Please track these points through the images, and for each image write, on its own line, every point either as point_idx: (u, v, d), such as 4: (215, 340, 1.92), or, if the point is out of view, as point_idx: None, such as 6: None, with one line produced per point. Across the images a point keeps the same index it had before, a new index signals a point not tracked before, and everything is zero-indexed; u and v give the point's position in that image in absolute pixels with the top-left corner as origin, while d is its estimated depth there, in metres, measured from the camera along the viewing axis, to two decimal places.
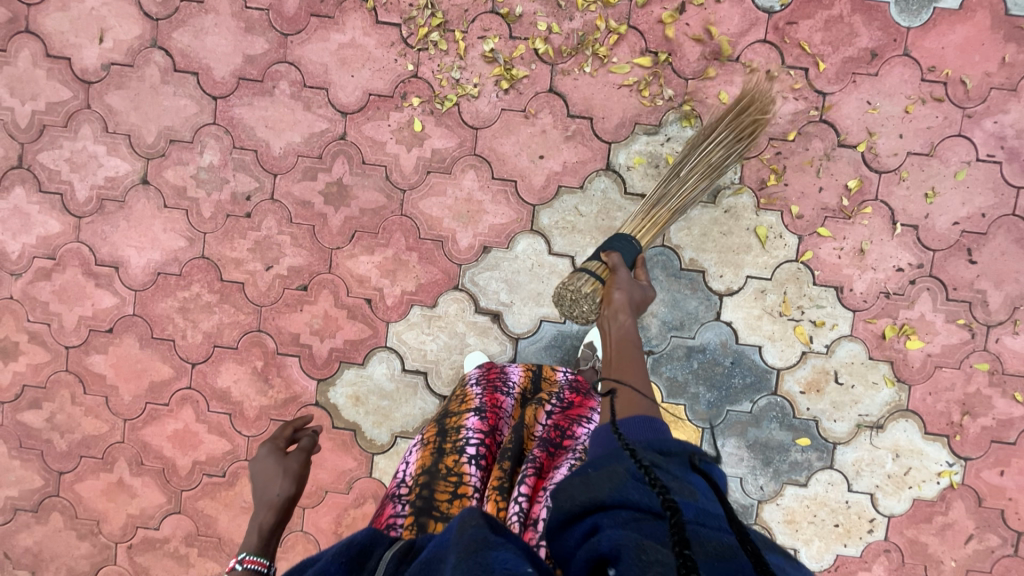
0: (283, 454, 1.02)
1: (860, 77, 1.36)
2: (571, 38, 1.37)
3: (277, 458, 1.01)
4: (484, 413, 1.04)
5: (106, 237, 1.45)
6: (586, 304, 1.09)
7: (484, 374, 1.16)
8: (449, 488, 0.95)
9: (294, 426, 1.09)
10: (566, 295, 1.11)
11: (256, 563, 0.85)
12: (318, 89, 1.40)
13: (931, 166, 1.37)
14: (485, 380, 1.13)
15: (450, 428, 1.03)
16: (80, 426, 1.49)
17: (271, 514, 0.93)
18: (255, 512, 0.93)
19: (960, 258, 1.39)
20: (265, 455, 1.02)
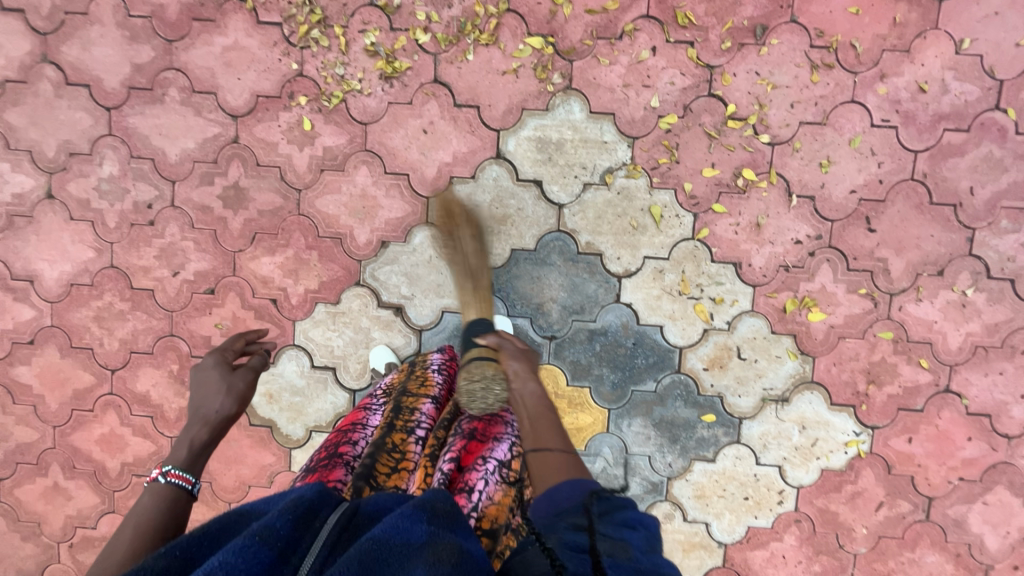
0: (228, 370, 0.96)
1: (747, 47, 1.33)
2: (452, 25, 1.36)
3: (222, 372, 0.94)
4: (438, 400, 1.03)
5: (19, 252, 1.49)
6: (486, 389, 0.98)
7: (445, 362, 1.14)
8: (390, 460, 0.91)
9: (246, 342, 1.06)
10: (469, 387, 0.99)
11: (180, 478, 0.78)
12: (207, 94, 1.42)
13: (824, 134, 1.35)
14: (446, 367, 1.13)
15: (406, 406, 1.00)
16: (13, 434, 1.55)
17: (205, 431, 0.86)
18: (187, 427, 0.86)
19: (858, 227, 1.37)
20: (210, 366, 0.95)
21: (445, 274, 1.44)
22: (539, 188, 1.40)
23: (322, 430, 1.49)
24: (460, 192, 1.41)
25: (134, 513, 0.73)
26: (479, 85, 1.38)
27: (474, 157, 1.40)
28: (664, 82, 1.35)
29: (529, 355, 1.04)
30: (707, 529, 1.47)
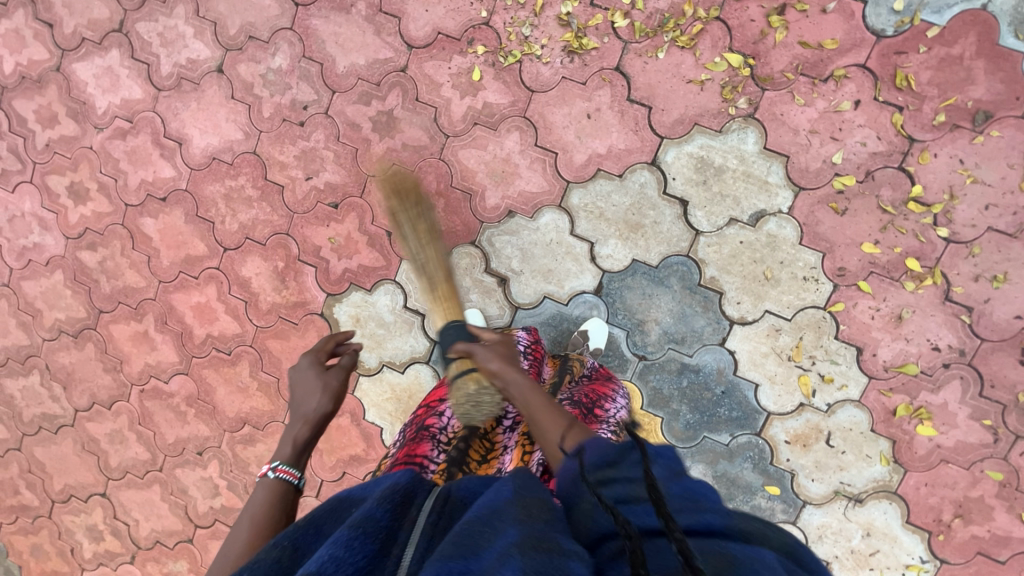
0: (322, 369, 0.94)
1: (961, 130, 1.21)
2: (654, 18, 1.30)
3: (316, 371, 0.93)
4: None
5: (177, 113, 1.57)
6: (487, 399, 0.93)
7: (529, 345, 1.13)
8: (480, 446, 0.92)
9: (336, 340, 1.01)
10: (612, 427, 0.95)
11: (287, 474, 0.79)
12: (392, 17, 1.42)
13: (1011, 249, 1.23)
14: (530, 352, 1.11)
15: None
16: (124, 275, 1.67)
17: (306, 429, 0.86)
18: (289, 425, 0.87)
19: (1009, 355, 1.26)
20: (305, 368, 0.95)
21: (559, 261, 1.42)
22: (683, 207, 1.35)
23: (393, 367, 1.53)
24: (601, 187, 1.37)
25: (249, 509, 0.75)
26: (659, 86, 1.32)
27: (628, 157, 1.35)
28: (855, 140, 1.25)
29: None
30: None
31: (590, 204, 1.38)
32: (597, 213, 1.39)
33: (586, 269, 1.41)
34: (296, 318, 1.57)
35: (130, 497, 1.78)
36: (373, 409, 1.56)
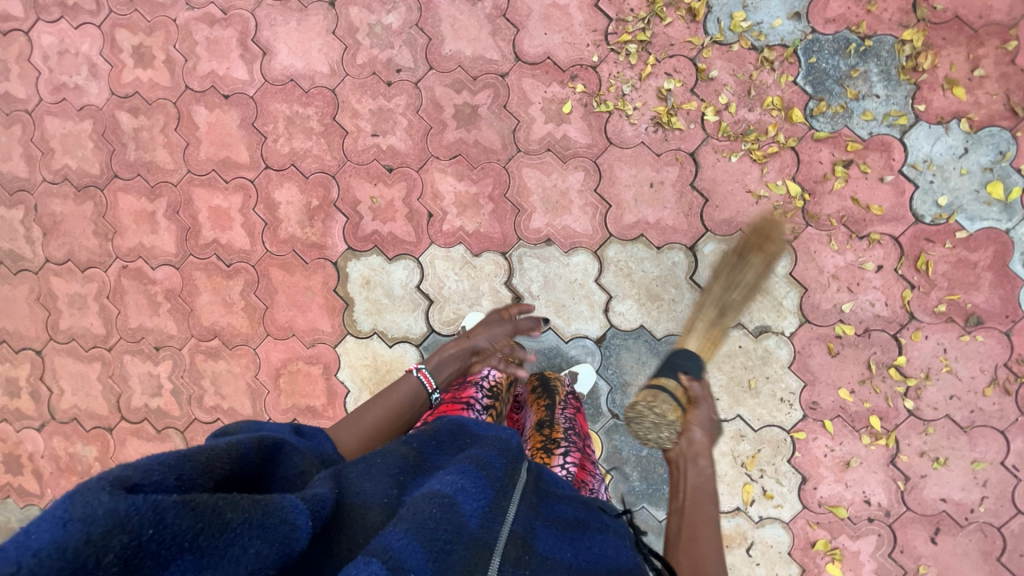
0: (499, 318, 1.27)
1: (953, 324, 1.35)
2: (740, 125, 1.40)
3: (497, 318, 1.27)
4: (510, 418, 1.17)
5: (273, 24, 1.58)
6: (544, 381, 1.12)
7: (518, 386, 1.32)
8: None
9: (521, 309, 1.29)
10: (646, 416, 0.96)
11: (425, 378, 1.08)
12: (511, 25, 1.48)
13: (958, 440, 1.36)
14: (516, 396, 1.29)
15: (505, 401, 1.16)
16: (155, 151, 1.64)
17: (455, 347, 1.16)
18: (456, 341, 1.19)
19: (924, 530, 1.39)
20: (492, 315, 1.28)
21: (575, 301, 1.48)
22: (702, 297, 1.44)
23: (384, 339, 1.55)
24: (637, 251, 1.46)
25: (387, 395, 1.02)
26: (721, 184, 1.42)
27: (671, 235, 1.44)
28: (866, 298, 1.38)
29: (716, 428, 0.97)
30: None
31: (622, 261, 1.46)
32: (625, 272, 1.46)
33: (596, 317, 1.48)
34: (309, 257, 1.58)
35: (66, 365, 1.71)
36: (348, 370, 1.57)
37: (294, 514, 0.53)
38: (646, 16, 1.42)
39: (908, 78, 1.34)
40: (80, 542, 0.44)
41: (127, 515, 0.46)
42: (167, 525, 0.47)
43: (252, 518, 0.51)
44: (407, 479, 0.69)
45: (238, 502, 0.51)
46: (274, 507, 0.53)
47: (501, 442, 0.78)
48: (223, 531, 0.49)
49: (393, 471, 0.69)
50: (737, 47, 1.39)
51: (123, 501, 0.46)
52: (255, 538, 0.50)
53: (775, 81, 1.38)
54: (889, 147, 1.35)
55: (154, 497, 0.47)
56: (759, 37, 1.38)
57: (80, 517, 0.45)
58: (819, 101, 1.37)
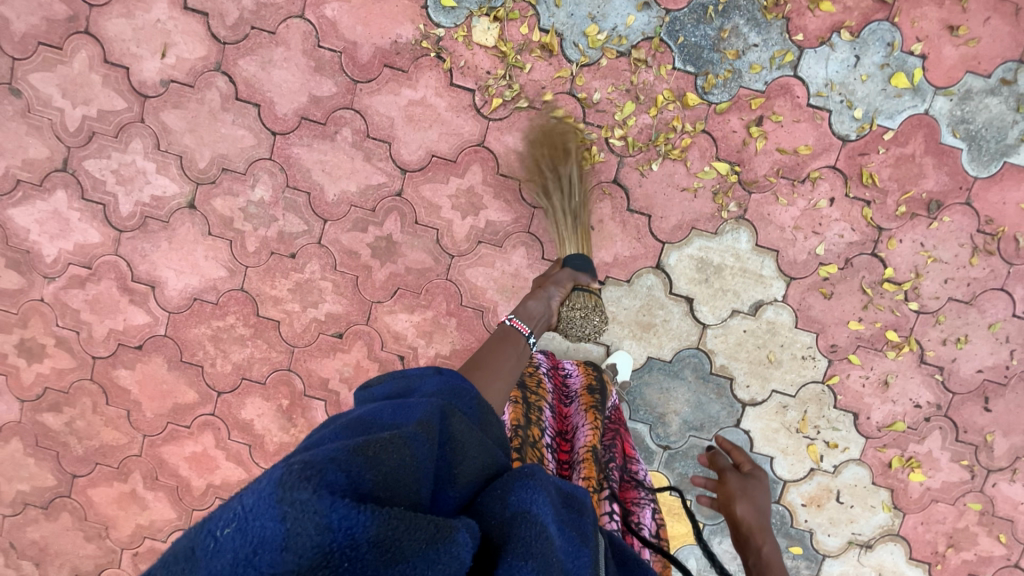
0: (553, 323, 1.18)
1: (918, 218, 1.37)
2: (645, 133, 1.35)
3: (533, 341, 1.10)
4: (554, 408, 1.13)
5: (145, 255, 1.44)
6: (584, 324, 1.22)
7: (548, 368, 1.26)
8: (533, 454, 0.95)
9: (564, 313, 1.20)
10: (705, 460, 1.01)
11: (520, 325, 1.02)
12: (381, 142, 1.38)
13: (968, 314, 1.40)
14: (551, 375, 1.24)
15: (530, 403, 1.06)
16: (99, 434, 1.50)
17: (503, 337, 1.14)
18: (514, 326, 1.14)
19: (976, 404, 1.44)
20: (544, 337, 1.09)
21: None
22: (689, 304, 1.42)
23: None
24: (611, 293, 1.42)
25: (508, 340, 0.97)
26: (656, 195, 1.38)
27: (633, 263, 1.41)
28: (834, 233, 1.38)
29: (764, 500, 0.93)
30: None
31: (602, 309, 1.43)
32: (609, 317, 1.43)
33: None
34: None
35: None
36: None
37: (463, 552, 0.46)
38: (504, 72, 1.34)
39: (775, 15, 1.30)
40: (288, 563, 0.40)
41: (319, 544, 0.41)
42: (354, 552, 0.42)
43: (425, 553, 0.44)
44: (510, 487, 0.57)
45: (417, 531, 0.44)
46: (447, 546, 0.45)
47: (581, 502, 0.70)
48: (396, 564, 0.42)
49: (497, 490, 0.57)
50: (605, 61, 1.33)
51: (316, 517, 0.41)
52: (429, 573, 0.44)
53: (657, 76, 1.33)
54: (789, 88, 1.33)
55: (358, 519, 0.42)
56: (621, 41, 1.33)
57: (289, 542, 0.40)
58: (706, 75, 1.33)
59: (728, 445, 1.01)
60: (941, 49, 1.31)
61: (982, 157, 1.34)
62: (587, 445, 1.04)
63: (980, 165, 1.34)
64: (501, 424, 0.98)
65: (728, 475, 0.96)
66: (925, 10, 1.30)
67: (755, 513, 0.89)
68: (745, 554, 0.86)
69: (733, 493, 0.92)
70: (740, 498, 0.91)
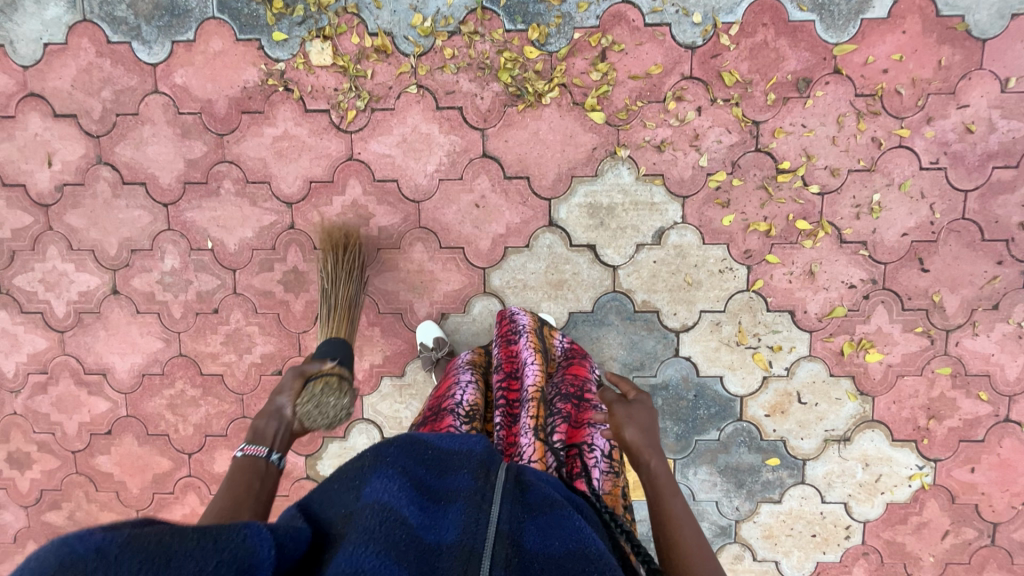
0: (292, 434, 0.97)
1: (791, 101, 1.34)
2: (498, 100, 1.37)
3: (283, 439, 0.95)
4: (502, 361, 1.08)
5: (89, 347, 1.54)
6: (334, 395, 1.06)
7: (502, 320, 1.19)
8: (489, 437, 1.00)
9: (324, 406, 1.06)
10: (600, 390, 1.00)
11: (254, 449, 0.87)
12: (261, 184, 1.44)
13: (873, 181, 1.36)
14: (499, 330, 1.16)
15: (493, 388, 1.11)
16: (99, 520, 1.61)
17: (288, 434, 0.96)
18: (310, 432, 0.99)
19: (912, 268, 1.39)
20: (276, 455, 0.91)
21: None
22: (593, 251, 1.42)
23: None
24: (515, 262, 1.44)
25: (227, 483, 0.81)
26: (527, 156, 1.39)
27: (527, 227, 1.42)
28: (711, 140, 1.36)
29: (650, 419, 0.89)
30: (778, 567, 1.53)
31: (511, 280, 1.45)
32: (520, 285, 1.45)
33: None
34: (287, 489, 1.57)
35: None
36: None
37: (252, 538, 0.50)
38: (351, 85, 1.39)
39: None
40: None
41: (71, 560, 0.45)
42: (111, 561, 0.46)
43: (199, 542, 0.48)
44: (364, 478, 0.65)
45: (187, 531, 0.49)
46: (228, 532, 0.50)
47: (461, 459, 0.72)
48: (167, 561, 0.47)
49: (352, 482, 0.65)
50: (439, 45, 1.36)
51: (68, 551, 0.46)
52: (207, 558, 0.48)
53: (492, 43, 1.35)
54: (623, 14, 1.32)
55: (98, 540, 0.47)
56: (448, 21, 1.35)
57: (39, 567, 0.45)
58: (538, 28, 1.33)
59: (615, 377, 0.96)
60: None
61: (837, 22, 1.31)
62: (536, 386, 1.00)
63: (837, 30, 1.31)
64: (460, 400, 1.01)
65: (613, 407, 0.91)
66: None
67: (642, 434, 0.86)
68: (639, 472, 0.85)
69: (619, 422, 0.88)
70: (627, 422, 0.87)
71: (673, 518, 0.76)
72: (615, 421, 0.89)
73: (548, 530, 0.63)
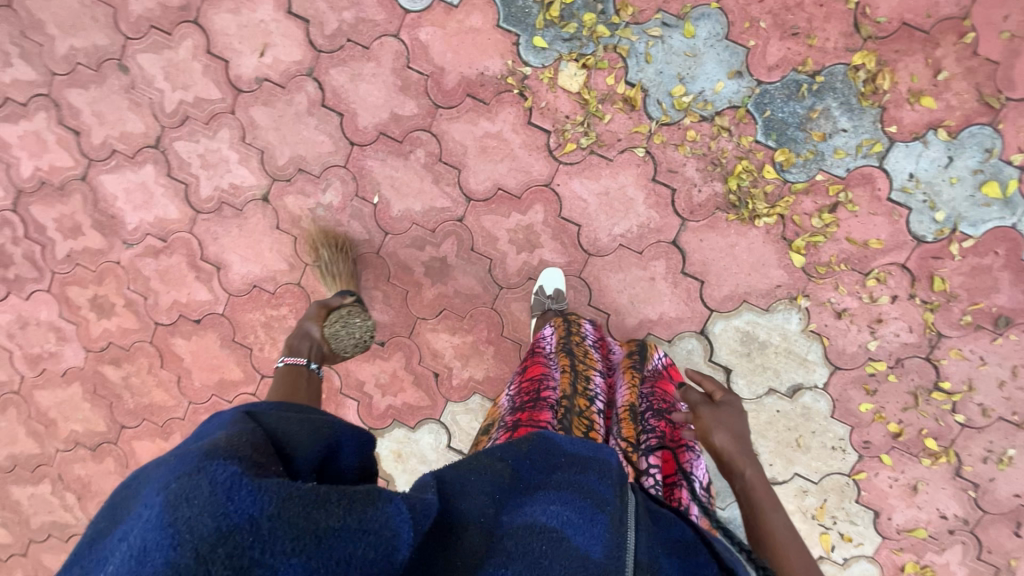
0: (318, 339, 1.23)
1: (983, 330, 1.32)
2: (713, 200, 1.34)
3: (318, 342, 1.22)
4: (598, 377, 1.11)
5: (216, 238, 1.52)
6: (359, 319, 1.34)
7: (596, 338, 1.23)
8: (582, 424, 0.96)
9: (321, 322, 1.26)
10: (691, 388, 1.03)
11: (293, 359, 1.14)
12: (452, 168, 1.41)
13: (1016, 436, 1.35)
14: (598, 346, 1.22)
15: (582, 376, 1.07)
16: (150, 393, 1.61)
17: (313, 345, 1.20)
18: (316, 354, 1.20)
19: (1006, 526, 1.40)
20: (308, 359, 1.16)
21: None
22: (727, 375, 1.41)
23: None
24: None
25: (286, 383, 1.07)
26: (713, 263, 1.37)
27: (678, 325, 1.41)
28: (890, 330, 1.35)
29: (739, 425, 0.93)
30: None
31: None
32: None
33: None
34: None
35: None
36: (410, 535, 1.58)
37: (396, 520, 0.50)
38: (583, 119, 1.35)
39: (871, 103, 1.27)
40: (188, 559, 0.44)
41: (228, 529, 0.45)
42: (264, 536, 0.46)
43: (346, 525, 0.48)
44: (503, 499, 0.64)
45: (330, 506, 0.49)
46: (372, 512, 0.49)
47: (603, 467, 0.70)
48: (320, 538, 0.47)
49: (488, 488, 0.63)
50: (686, 123, 1.32)
51: (220, 515, 0.46)
52: (357, 539, 0.48)
53: (736, 146, 1.32)
54: (872, 179, 1.29)
55: (249, 509, 0.47)
56: (705, 107, 1.31)
57: (182, 531, 0.45)
58: (786, 153, 1.30)
59: (699, 378, 1.01)
60: None
61: None
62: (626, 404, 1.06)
63: None
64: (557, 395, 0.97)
65: (701, 409, 0.95)
66: None
67: (733, 440, 0.90)
68: (731, 478, 0.89)
69: (707, 425, 0.92)
70: (715, 427, 0.92)
71: (773, 532, 0.78)
72: (709, 425, 0.92)
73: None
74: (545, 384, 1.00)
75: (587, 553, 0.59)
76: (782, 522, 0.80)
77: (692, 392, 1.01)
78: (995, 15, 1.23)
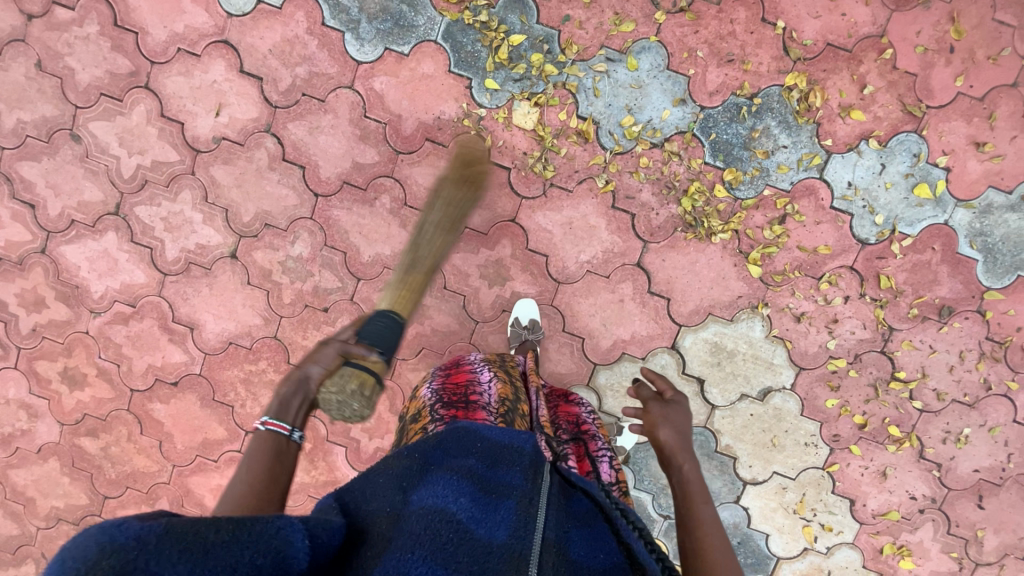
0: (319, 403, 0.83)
1: (929, 321, 1.41)
2: (671, 221, 1.41)
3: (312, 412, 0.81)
4: None
5: (187, 298, 1.52)
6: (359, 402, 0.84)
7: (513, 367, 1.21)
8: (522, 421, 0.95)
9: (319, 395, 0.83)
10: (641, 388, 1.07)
11: (277, 425, 0.76)
12: (418, 211, 1.44)
13: (969, 416, 1.45)
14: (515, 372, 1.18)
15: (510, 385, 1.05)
16: (131, 460, 1.58)
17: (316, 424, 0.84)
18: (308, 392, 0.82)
19: (970, 501, 1.49)
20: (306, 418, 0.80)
21: None
22: (700, 385, 1.47)
23: None
24: (626, 368, 1.47)
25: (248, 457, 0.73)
26: (677, 280, 1.43)
27: (649, 342, 1.46)
28: (846, 329, 1.43)
29: (682, 422, 0.97)
30: None
31: (616, 383, 1.48)
32: (623, 391, 1.48)
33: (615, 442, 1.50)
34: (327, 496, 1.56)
35: None
36: None
37: (288, 530, 0.53)
38: (541, 154, 1.40)
39: (807, 119, 1.35)
40: (74, 574, 0.44)
41: (112, 546, 0.45)
42: (152, 551, 0.46)
43: (232, 535, 0.50)
44: (413, 485, 0.71)
45: (220, 522, 0.50)
46: (260, 525, 0.52)
47: (514, 454, 0.79)
48: (206, 548, 0.48)
49: (399, 484, 0.71)
50: (638, 151, 1.38)
51: (108, 536, 0.46)
52: (244, 550, 0.50)
53: (687, 169, 1.38)
54: (815, 189, 1.37)
55: (138, 526, 0.48)
56: (655, 134, 1.38)
57: (70, 555, 0.45)
58: (734, 171, 1.37)
59: (652, 378, 1.05)
60: (965, 163, 1.35)
61: (997, 268, 1.39)
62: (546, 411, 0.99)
63: (994, 276, 1.39)
64: (489, 395, 0.96)
65: (650, 405, 1.00)
66: (953, 125, 1.34)
67: (676, 434, 0.94)
68: (670, 474, 0.91)
69: (654, 421, 0.96)
70: (662, 423, 0.96)
71: (702, 521, 0.81)
72: (655, 420, 0.97)
73: (592, 543, 0.70)
74: (475, 389, 0.97)
75: (491, 538, 0.64)
76: (711, 513, 0.83)
77: (642, 390, 1.05)
78: (909, 31, 1.33)
